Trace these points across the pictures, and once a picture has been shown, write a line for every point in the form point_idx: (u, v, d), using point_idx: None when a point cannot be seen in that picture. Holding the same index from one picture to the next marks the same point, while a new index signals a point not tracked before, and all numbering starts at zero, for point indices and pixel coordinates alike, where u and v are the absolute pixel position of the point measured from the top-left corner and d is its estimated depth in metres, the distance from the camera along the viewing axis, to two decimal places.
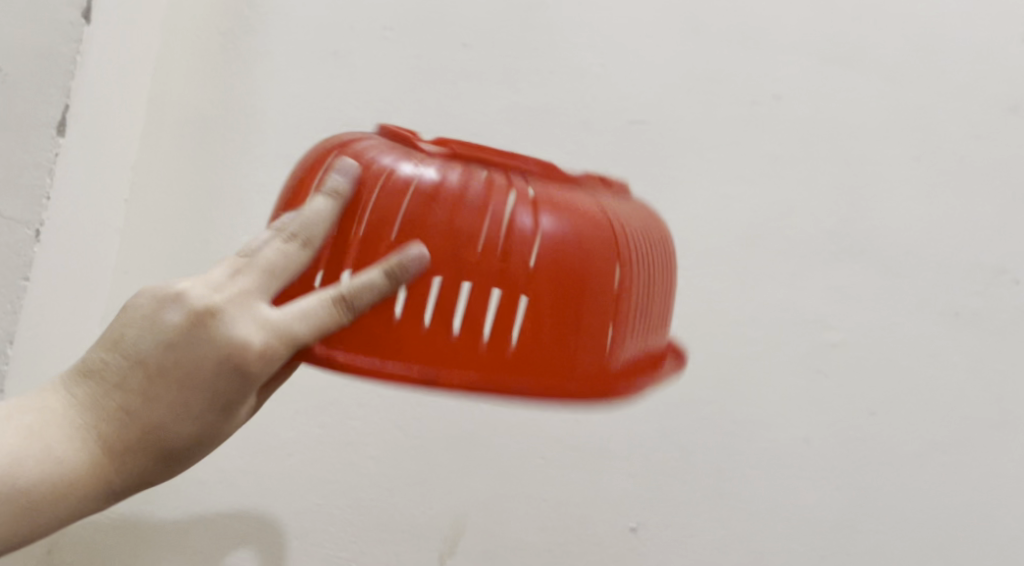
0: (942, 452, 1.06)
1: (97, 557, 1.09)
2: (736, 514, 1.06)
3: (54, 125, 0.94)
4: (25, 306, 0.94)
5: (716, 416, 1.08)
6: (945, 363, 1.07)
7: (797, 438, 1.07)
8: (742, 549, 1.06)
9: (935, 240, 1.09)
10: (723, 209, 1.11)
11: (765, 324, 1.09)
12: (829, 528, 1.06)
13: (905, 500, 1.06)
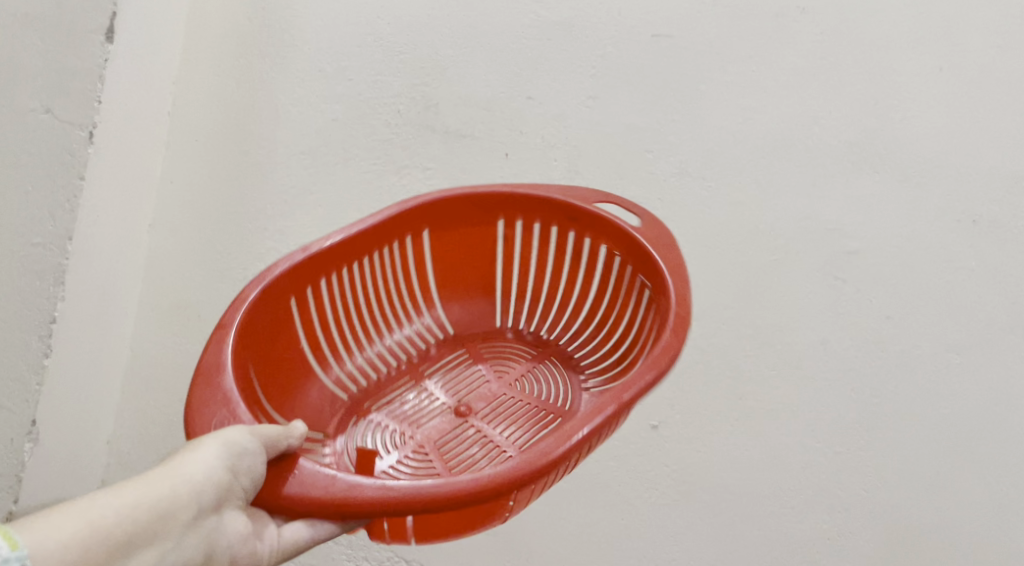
0: (958, 354, 1.08)
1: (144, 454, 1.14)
2: (756, 415, 1.10)
3: (102, 33, 0.99)
4: (81, 205, 0.97)
5: (735, 320, 1.12)
6: (963, 270, 1.09)
7: (815, 341, 1.10)
8: (762, 446, 1.09)
9: (955, 148, 1.11)
10: (747, 121, 1.14)
11: (786, 231, 1.12)
12: (850, 428, 1.08)
13: (924, 403, 1.07)
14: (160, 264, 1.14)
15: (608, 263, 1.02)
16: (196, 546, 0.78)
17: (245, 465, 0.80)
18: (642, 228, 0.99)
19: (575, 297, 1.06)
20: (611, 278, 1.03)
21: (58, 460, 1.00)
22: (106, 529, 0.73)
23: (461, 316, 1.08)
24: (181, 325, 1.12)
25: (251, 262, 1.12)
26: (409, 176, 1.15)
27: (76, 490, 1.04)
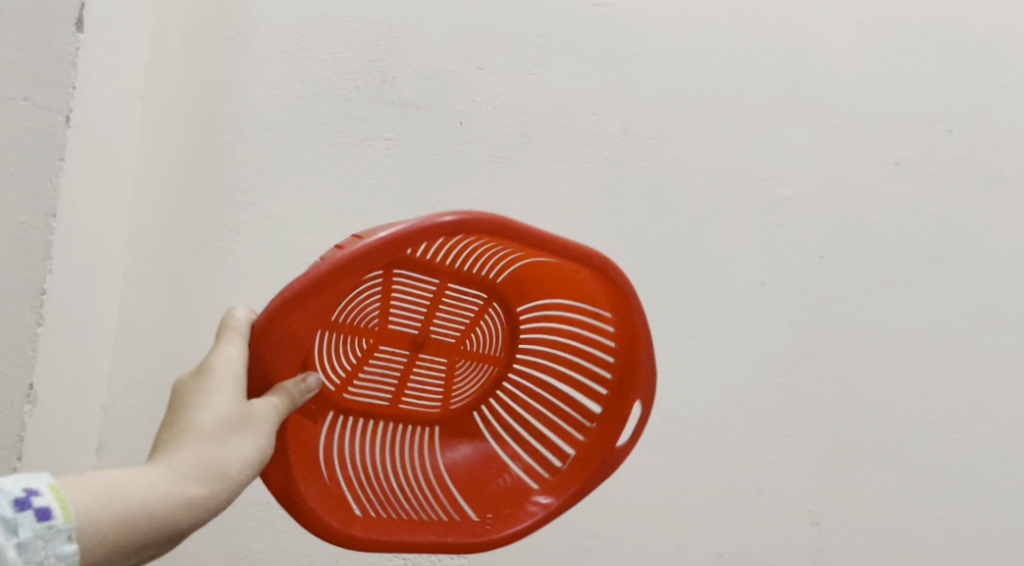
0: (886, 287, 1.19)
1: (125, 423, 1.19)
2: (703, 351, 1.18)
3: (72, 23, 1.04)
4: (63, 184, 1.04)
5: (681, 267, 1.19)
6: (887, 208, 1.20)
7: (755, 282, 1.19)
8: (710, 381, 1.18)
9: (875, 98, 1.21)
10: (684, 80, 1.22)
11: (724, 181, 1.21)
12: (787, 359, 1.18)
13: (854, 333, 1.18)
14: (143, 242, 1.21)
15: (597, 398, 0.98)
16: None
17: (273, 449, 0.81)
18: (619, 446, 0.94)
19: (567, 347, 0.99)
20: (586, 392, 0.99)
21: (58, 422, 1.08)
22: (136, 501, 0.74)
23: (515, 283, 0.98)
24: (163, 297, 1.19)
25: (227, 233, 1.20)
26: (371, 147, 1.22)
27: (72, 450, 1.11)
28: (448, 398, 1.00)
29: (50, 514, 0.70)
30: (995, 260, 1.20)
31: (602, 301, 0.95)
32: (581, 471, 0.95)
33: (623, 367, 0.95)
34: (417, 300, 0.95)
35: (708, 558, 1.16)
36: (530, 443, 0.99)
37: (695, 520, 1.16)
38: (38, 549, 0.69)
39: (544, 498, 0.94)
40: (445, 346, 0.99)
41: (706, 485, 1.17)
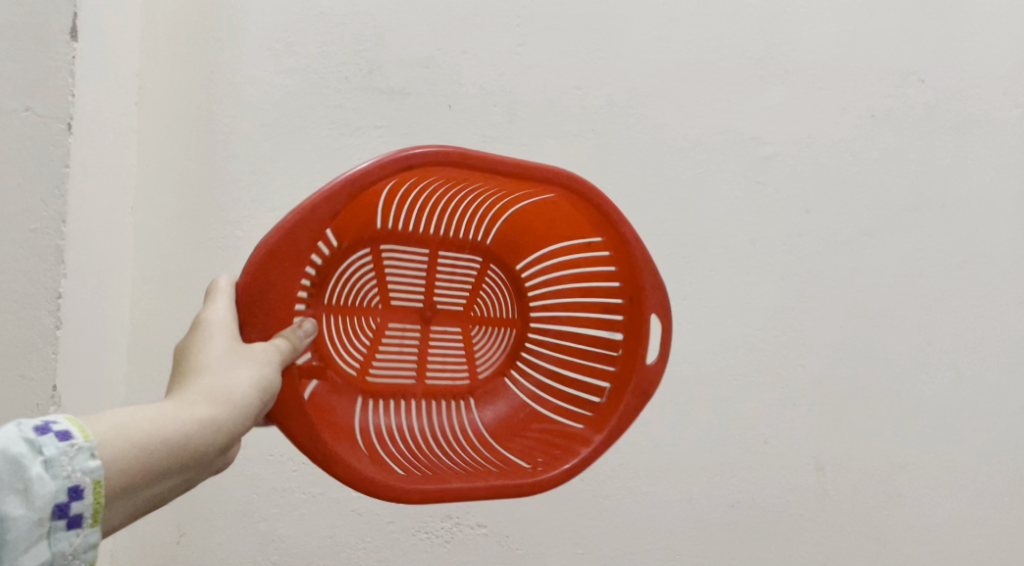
0: (871, 236, 1.23)
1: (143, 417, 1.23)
2: (700, 311, 1.22)
3: (67, 32, 1.07)
4: (70, 191, 1.08)
5: (673, 231, 1.23)
6: (866, 160, 1.24)
7: (745, 241, 1.23)
8: (710, 339, 1.22)
9: (848, 54, 1.25)
10: (664, 49, 1.26)
11: (709, 145, 1.24)
12: (781, 312, 1.23)
13: (843, 282, 1.23)
14: (148, 244, 1.24)
15: (613, 324, 1.01)
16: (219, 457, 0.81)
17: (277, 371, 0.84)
18: (653, 367, 0.98)
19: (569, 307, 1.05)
20: (592, 315, 1.03)
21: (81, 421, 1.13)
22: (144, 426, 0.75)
23: (504, 241, 1.06)
24: (173, 296, 1.23)
25: (230, 230, 1.24)
26: (362, 134, 1.25)
27: None
28: (474, 368, 1.07)
29: (71, 436, 0.72)
30: (973, 204, 1.25)
31: (589, 223, 0.99)
32: (614, 392, 0.99)
33: (632, 328, 0.99)
34: (412, 271, 1.05)
35: (720, 509, 1.21)
36: (563, 384, 1.05)
37: (703, 473, 1.21)
38: (63, 466, 0.71)
39: (575, 417, 1.02)
40: (455, 315, 1.07)
41: (711, 439, 1.21)
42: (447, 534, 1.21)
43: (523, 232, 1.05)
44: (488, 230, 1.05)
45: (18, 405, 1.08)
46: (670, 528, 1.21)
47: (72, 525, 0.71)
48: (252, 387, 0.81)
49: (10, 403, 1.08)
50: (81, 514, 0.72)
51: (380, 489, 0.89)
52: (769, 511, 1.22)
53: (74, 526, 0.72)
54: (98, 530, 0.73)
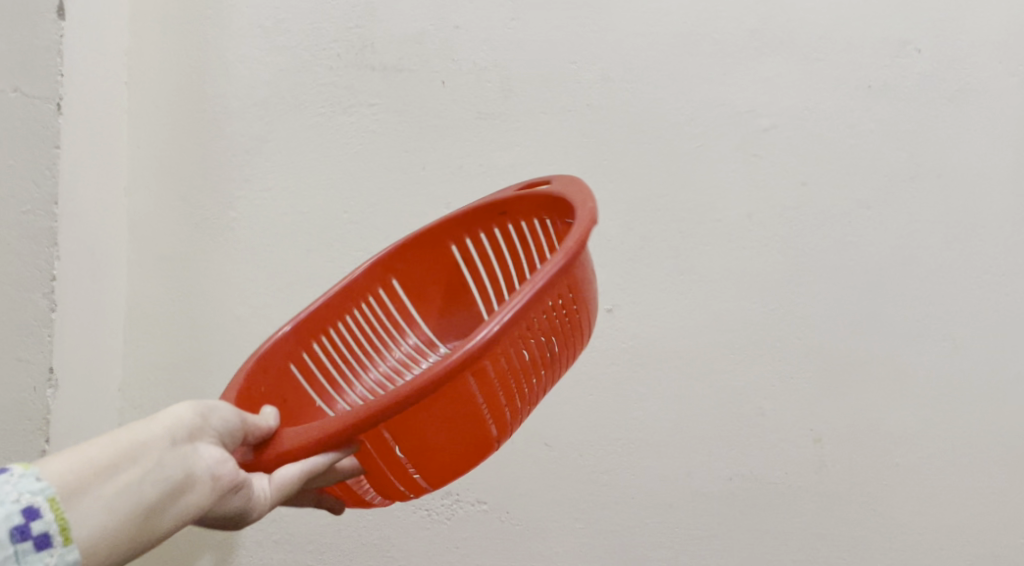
0: (867, 208, 1.23)
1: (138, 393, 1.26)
2: (697, 286, 1.23)
3: (54, 11, 1.07)
4: (61, 172, 1.08)
5: (670, 206, 1.23)
6: (863, 132, 1.24)
7: (742, 215, 1.23)
8: (707, 313, 1.22)
9: (843, 25, 1.24)
10: (657, 22, 1.24)
11: (705, 119, 1.24)
12: (778, 287, 1.23)
13: (840, 255, 1.23)
14: (140, 224, 1.27)
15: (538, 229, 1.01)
16: (176, 469, 0.74)
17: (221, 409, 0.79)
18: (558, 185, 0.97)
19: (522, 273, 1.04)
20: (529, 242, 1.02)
21: (77, 400, 1.15)
22: (81, 455, 0.71)
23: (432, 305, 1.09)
24: (168, 275, 1.26)
25: (223, 211, 1.26)
26: (356, 114, 1.25)
27: (90, 422, 1.18)
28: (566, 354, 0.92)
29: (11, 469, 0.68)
30: (971, 174, 1.24)
31: (448, 237, 1.06)
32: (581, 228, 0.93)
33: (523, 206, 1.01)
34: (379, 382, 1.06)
35: (719, 481, 1.22)
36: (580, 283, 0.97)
37: (703, 447, 1.22)
38: (10, 489, 0.66)
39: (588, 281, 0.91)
40: None
41: (709, 412, 1.22)
42: (448, 511, 1.22)
43: (432, 311, 1.08)
44: (409, 320, 1.08)
45: (14, 387, 1.09)
46: (670, 501, 1.22)
47: (40, 545, 0.66)
48: (187, 403, 0.78)
49: (6, 384, 1.09)
50: (48, 532, 0.67)
51: (393, 401, 0.77)
52: (768, 482, 1.22)
53: (44, 546, 0.66)
54: (72, 543, 0.68)
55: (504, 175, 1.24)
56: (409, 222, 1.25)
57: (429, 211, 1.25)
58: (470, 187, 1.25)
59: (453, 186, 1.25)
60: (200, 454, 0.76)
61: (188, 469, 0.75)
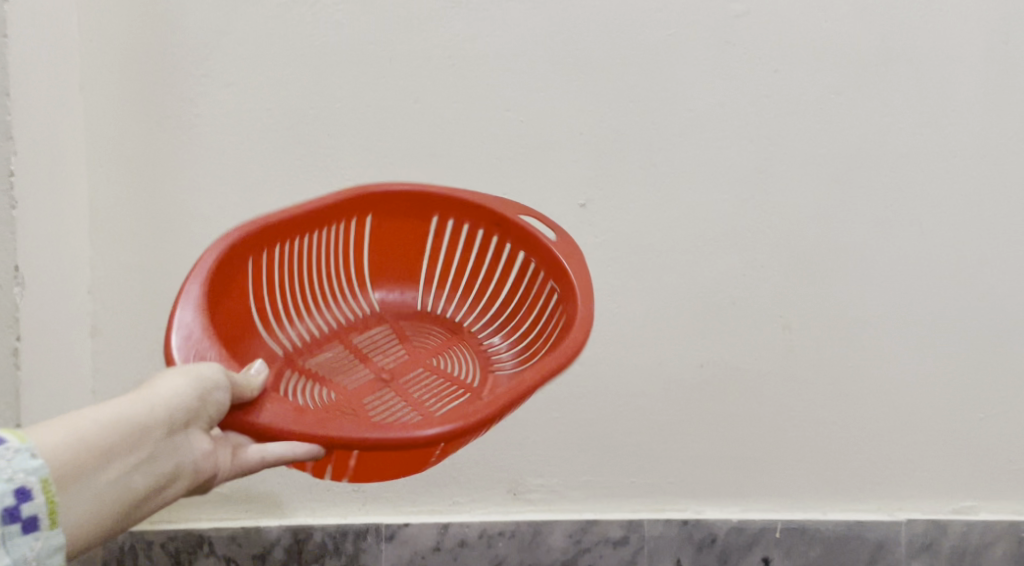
0: (839, 94, 1.23)
1: (112, 296, 1.26)
2: (669, 179, 1.23)
3: None
4: (9, 62, 1.10)
5: (642, 96, 1.22)
6: (836, 16, 1.21)
7: (714, 104, 1.22)
8: (678, 205, 1.24)
9: None
10: None
11: (676, 5, 1.20)
12: (749, 177, 1.23)
13: (811, 143, 1.23)
14: (98, 123, 1.23)
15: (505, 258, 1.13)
16: (166, 464, 0.83)
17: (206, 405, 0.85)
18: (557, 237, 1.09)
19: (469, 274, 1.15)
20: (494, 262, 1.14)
21: (47, 301, 1.17)
22: (82, 449, 0.77)
23: (391, 266, 1.15)
24: (132, 176, 1.24)
25: (187, 108, 1.23)
26: (317, 4, 1.21)
27: (63, 325, 1.20)
28: (463, 384, 1.07)
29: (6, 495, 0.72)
30: (944, 56, 1.22)
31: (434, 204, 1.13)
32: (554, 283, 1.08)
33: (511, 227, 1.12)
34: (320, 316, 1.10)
35: (690, 370, 1.25)
36: (525, 332, 1.11)
37: (675, 336, 1.24)
38: (8, 465, 0.72)
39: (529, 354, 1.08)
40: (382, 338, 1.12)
41: (681, 302, 1.24)
42: None
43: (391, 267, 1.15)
44: (360, 279, 1.14)
45: None
46: (643, 390, 1.25)
47: (33, 523, 0.74)
48: (185, 384, 0.84)
49: None
50: (37, 514, 0.74)
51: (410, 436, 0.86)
52: (738, 370, 1.25)
53: (31, 528, 0.73)
54: (57, 529, 0.75)
55: (473, 66, 1.22)
56: (378, 116, 1.24)
57: (399, 104, 1.23)
58: (439, 79, 1.22)
59: (421, 81, 1.22)
60: (191, 443, 0.85)
61: (176, 460, 0.84)
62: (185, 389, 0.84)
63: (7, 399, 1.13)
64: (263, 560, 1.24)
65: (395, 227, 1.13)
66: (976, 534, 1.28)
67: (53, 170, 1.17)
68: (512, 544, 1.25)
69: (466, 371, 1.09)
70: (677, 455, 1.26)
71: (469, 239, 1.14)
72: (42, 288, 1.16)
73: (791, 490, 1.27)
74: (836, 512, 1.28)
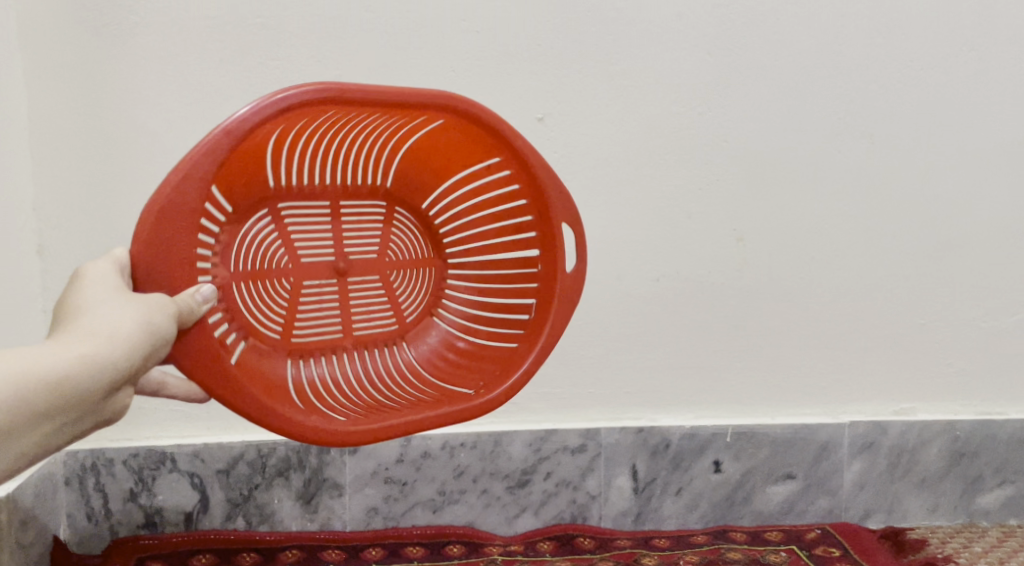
0: (795, 4, 1.24)
1: (55, 215, 1.22)
2: (626, 92, 1.24)
3: None
4: None
5: (599, 6, 1.22)
6: None
7: (672, 15, 1.23)
8: (634, 118, 1.24)
9: None
10: None
11: None
12: (707, 88, 1.25)
13: (764, 54, 1.24)
14: (32, 30, 1.18)
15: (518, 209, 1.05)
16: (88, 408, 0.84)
17: (139, 361, 0.85)
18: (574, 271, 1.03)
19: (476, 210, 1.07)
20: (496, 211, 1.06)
21: None
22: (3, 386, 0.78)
23: (404, 171, 1.06)
24: (72, 86, 1.20)
25: (125, 15, 1.19)
26: None
27: (6, 240, 1.17)
28: (400, 313, 1.10)
29: None
30: None
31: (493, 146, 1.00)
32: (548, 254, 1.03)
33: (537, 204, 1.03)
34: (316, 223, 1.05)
35: (646, 283, 1.27)
36: (488, 300, 1.10)
37: (632, 250, 1.26)
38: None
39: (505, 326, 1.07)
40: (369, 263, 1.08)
41: (636, 214, 1.26)
42: None
43: (422, 168, 1.06)
44: (388, 166, 1.05)
45: None
46: (600, 304, 1.27)
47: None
48: (128, 348, 0.84)
49: None
50: None
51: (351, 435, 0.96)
52: (691, 281, 1.28)
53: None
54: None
55: None
56: (330, 28, 1.21)
57: (353, 15, 1.21)
58: None
59: None
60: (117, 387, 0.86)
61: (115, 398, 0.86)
62: (119, 351, 0.84)
63: None
64: (226, 475, 1.26)
65: (409, 152, 1.05)
66: (914, 434, 1.33)
67: None
68: (474, 455, 1.27)
69: (411, 306, 1.10)
70: (632, 366, 1.29)
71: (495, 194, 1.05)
72: None
73: (741, 397, 1.31)
74: (783, 417, 1.32)
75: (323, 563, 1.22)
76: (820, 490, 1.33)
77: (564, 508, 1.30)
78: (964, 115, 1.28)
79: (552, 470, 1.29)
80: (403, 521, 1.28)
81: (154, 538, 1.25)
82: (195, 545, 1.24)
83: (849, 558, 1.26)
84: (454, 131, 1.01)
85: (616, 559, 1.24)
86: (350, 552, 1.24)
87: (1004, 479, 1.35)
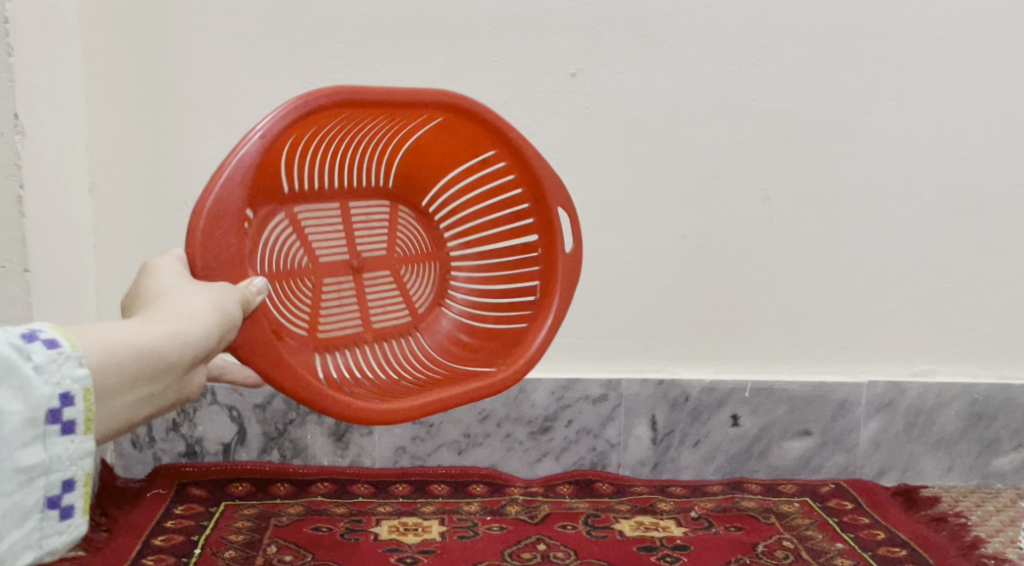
0: None
1: (106, 155, 1.27)
2: (659, 49, 1.25)
3: None
4: None
5: None
6: None
7: None
8: (667, 76, 1.26)
9: None
10: None
11: None
12: (739, 48, 1.25)
13: (799, 15, 1.25)
14: None
15: (516, 202, 1.06)
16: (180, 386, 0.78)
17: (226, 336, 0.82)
18: (571, 250, 1.04)
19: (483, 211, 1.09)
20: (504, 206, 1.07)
21: (49, 151, 1.17)
22: (108, 357, 0.70)
23: (412, 179, 1.09)
24: (124, 32, 1.24)
25: None
26: None
27: (63, 178, 1.21)
28: (412, 304, 1.11)
29: (72, 484, 0.66)
30: None
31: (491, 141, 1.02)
32: (546, 237, 1.05)
33: (533, 189, 1.04)
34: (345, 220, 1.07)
35: (672, 239, 1.30)
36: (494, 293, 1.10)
37: (660, 207, 1.29)
38: (53, 372, 0.66)
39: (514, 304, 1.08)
40: (387, 258, 1.09)
41: (666, 172, 1.28)
42: None
43: (421, 162, 1.07)
44: (383, 161, 1.06)
45: None
46: (627, 258, 1.30)
47: (70, 488, 0.66)
48: (212, 321, 0.80)
49: None
50: (71, 505, 0.67)
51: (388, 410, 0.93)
52: (717, 238, 1.30)
53: (68, 432, 0.66)
54: (92, 436, 0.67)
55: None
56: None
57: None
58: None
59: None
60: (197, 374, 0.80)
61: (186, 387, 0.79)
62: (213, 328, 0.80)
63: (12, 244, 1.12)
64: (263, 411, 1.32)
65: (413, 144, 1.05)
66: (933, 396, 1.35)
67: (49, 19, 1.16)
68: (498, 401, 1.32)
69: (430, 314, 1.11)
70: (656, 321, 1.32)
71: (493, 189, 1.07)
72: (44, 140, 1.16)
73: (762, 354, 1.34)
74: (803, 374, 1.35)
75: (352, 496, 1.29)
76: (836, 447, 1.36)
77: (584, 455, 1.35)
78: (999, 80, 1.28)
79: (574, 418, 1.33)
80: (429, 460, 1.34)
81: (194, 466, 1.32)
82: (234, 473, 1.32)
83: (861, 510, 1.29)
84: (429, 134, 1.04)
85: (633, 503, 1.29)
86: (378, 487, 1.31)
87: (1021, 443, 1.37)
